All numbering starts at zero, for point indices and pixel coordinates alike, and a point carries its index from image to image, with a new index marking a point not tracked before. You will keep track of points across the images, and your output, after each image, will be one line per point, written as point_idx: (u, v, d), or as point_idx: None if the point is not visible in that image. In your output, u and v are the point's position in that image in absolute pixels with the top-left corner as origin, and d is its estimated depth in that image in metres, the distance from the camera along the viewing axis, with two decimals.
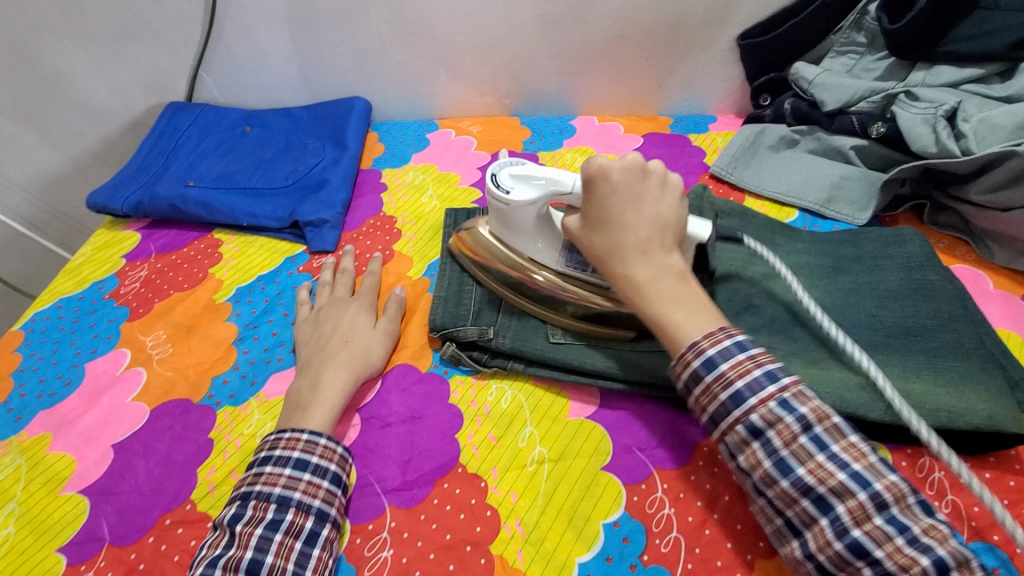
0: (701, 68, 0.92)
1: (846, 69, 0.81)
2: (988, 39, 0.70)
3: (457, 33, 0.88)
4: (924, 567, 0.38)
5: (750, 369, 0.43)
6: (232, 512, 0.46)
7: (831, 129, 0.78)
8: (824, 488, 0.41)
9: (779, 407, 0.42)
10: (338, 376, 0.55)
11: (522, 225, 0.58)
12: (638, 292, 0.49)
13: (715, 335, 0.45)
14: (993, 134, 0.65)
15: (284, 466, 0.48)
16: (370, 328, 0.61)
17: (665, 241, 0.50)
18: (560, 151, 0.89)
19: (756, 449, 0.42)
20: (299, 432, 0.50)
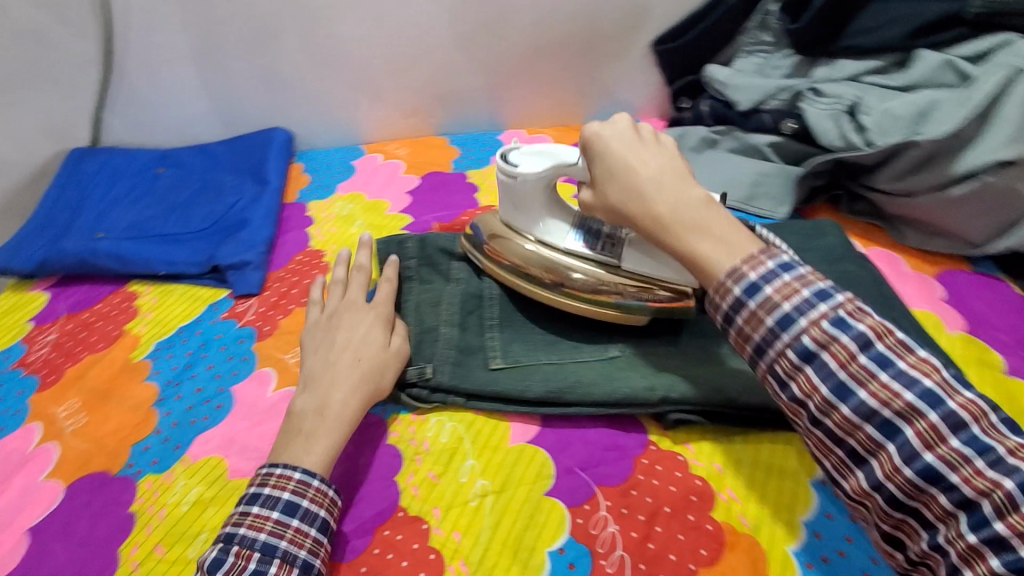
0: (620, 76, 0.93)
1: (756, 68, 0.83)
2: (885, 31, 0.73)
3: (372, 57, 0.87)
4: (1010, 491, 0.33)
5: (798, 290, 0.40)
6: (213, 555, 0.43)
7: (748, 128, 0.80)
8: (889, 409, 0.37)
9: (833, 325, 0.39)
10: (351, 404, 0.52)
11: (529, 201, 0.62)
12: (658, 223, 0.47)
13: (755, 257, 0.42)
14: (894, 124, 0.67)
15: (272, 506, 0.45)
16: (383, 347, 0.57)
17: (681, 177, 0.49)
18: (489, 168, 0.88)
19: (810, 371, 0.39)
20: (292, 470, 0.47)
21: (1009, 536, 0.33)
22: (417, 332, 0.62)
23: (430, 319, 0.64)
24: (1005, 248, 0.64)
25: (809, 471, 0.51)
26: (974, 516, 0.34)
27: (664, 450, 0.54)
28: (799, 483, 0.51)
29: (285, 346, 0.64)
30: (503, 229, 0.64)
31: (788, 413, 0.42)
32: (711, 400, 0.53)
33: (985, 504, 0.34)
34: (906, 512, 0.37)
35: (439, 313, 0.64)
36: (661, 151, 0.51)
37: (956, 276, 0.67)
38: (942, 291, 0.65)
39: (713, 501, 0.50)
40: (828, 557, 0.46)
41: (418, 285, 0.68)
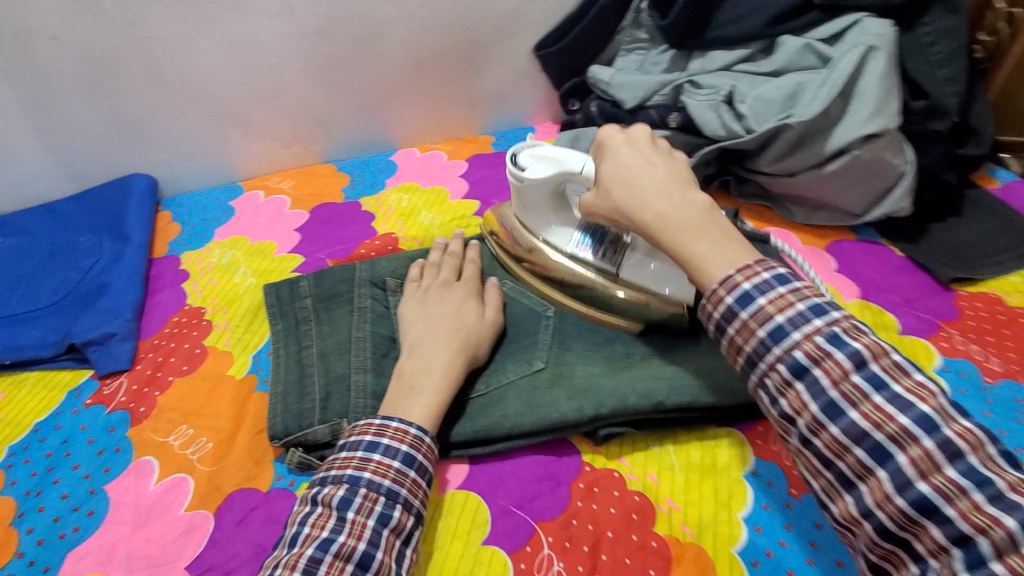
0: (506, 84, 0.92)
1: (636, 66, 0.85)
2: (746, 20, 0.76)
3: (237, 87, 0.79)
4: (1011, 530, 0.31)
5: (793, 304, 0.39)
6: (340, 495, 0.43)
7: (636, 125, 0.80)
8: (880, 432, 0.35)
9: (827, 341, 0.38)
10: (453, 365, 0.53)
11: (538, 203, 0.61)
12: (663, 224, 0.46)
13: (751, 268, 0.41)
14: (768, 109, 0.68)
15: (394, 456, 0.46)
16: (480, 319, 0.58)
17: (684, 182, 0.49)
18: (384, 193, 0.82)
19: (799, 387, 0.38)
20: (408, 424, 0.48)
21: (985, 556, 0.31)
22: (325, 383, 0.56)
23: (340, 363, 0.58)
24: (882, 214, 0.68)
25: (739, 464, 0.51)
26: (970, 552, 0.32)
27: (599, 470, 0.52)
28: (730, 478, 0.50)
29: (166, 427, 0.56)
30: (514, 227, 0.64)
31: (780, 431, 0.40)
32: (637, 409, 0.52)
33: (982, 541, 0.31)
34: (896, 543, 0.35)
35: (349, 357, 0.58)
36: (678, 159, 0.51)
37: (844, 245, 0.70)
38: (834, 261, 0.68)
39: (654, 513, 0.49)
40: (770, 552, 0.46)
41: (318, 329, 0.61)
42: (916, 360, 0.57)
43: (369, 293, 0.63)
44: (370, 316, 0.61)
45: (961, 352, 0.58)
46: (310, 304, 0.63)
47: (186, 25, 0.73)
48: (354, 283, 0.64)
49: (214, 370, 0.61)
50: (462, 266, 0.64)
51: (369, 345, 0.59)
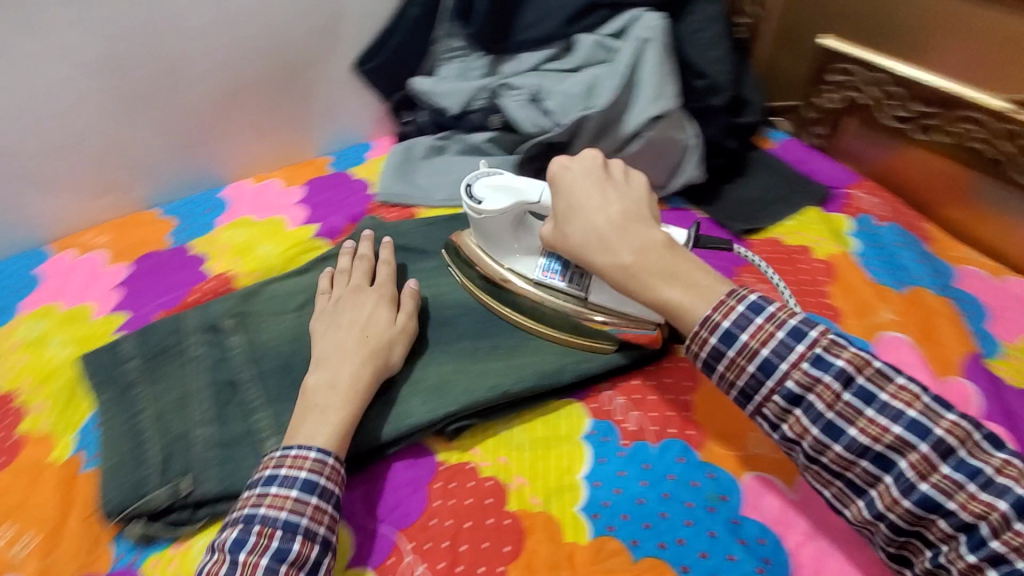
0: (334, 102, 0.91)
1: (456, 73, 0.86)
2: (545, 22, 0.81)
3: (18, 141, 0.71)
4: (1005, 512, 0.37)
5: (886, 425, 0.40)
6: (233, 536, 0.43)
7: (464, 130, 0.85)
8: (879, 444, 0.40)
9: (936, 461, 0.39)
10: (362, 372, 0.53)
11: (494, 231, 0.61)
12: (630, 275, 0.49)
13: (762, 330, 0.43)
14: (571, 102, 0.74)
15: (292, 485, 0.45)
16: (389, 324, 0.57)
17: (645, 220, 0.51)
18: (215, 232, 0.78)
19: (800, 416, 0.42)
20: (307, 449, 0.47)
21: (1008, 555, 0.36)
22: (163, 446, 0.53)
23: (178, 423, 0.55)
24: (682, 183, 0.77)
25: (578, 428, 0.55)
26: None
27: (453, 465, 0.54)
28: (575, 446, 0.54)
29: None
30: (477, 253, 0.64)
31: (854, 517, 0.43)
32: (483, 401, 0.54)
33: None
34: None
35: (189, 411, 0.56)
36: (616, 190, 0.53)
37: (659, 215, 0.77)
38: None
39: (507, 492, 0.51)
40: (608, 500, 0.50)
41: (149, 391, 0.58)
42: None
43: (204, 338, 0.61)
44: (207, 364, 0.59)
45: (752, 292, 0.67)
46: (136, 365, 0.60)
47: None
48: (185, 334, 0.62)
49: (29, 457, 0.55)
50: (376, 268, 0.64)
51: (208, 397, 0.57)
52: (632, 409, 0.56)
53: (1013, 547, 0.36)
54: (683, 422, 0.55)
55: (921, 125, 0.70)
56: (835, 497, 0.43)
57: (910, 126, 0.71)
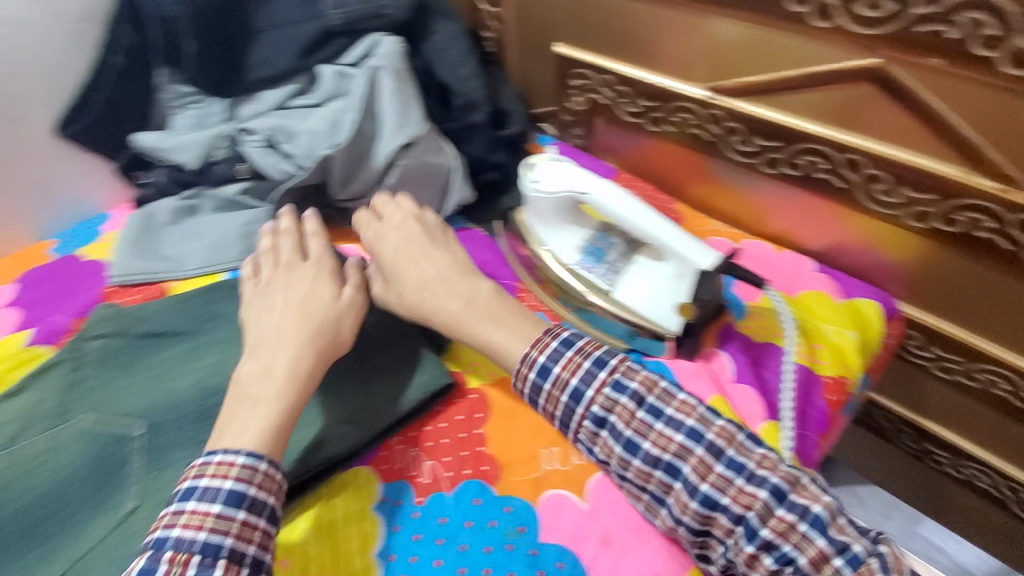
0: (44, 176, 0.76)
1: (193, 122, 0.77)
2: (277, 56, 0.75)
3: None
4: (764, 499, 0.43)
5: (671, 437, 0.46)
6: (141, 563, 0.40)
7: (213, 184, 0.76)
8: (667, 454, 0.46)
9: (714, 460, 0.44)
10: (300, 361, 0.52)
11: (544, 211, 0.62)
12: (456, 318, 0.56)
13: (542, 342, 0.52)
14: (317, 140, 0.69)
15: (213, 500, 0.43)
16: (334, 300, 0.58)
17: (471, 271, 0.60)
18: None
19: (606, 437, 0.48)
20: (234, 455, 0.45)
21: (774, 539, 0.42)
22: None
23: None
24: (456, 202, 0.74)
25: (368, 499, 0.50)
26: None
27: None
28: (365, 520, 0.49)
29: None
30: (525, 228, 0.66)
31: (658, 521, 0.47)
32: None
33: None
34: None
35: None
36: (451, 246, 0.63)
37: None
38: None
39: None
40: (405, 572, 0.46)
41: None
42: None
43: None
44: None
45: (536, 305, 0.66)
46: None
47: None
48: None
49: None
50: (306, 241, 0.64)
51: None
52: (424, 459, 0.53)
53: (777, 531, 0.42)
54: (476, 459, 0.52)
55: (651, 118, 0.76)
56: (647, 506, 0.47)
57: (644, 120, 0.77)
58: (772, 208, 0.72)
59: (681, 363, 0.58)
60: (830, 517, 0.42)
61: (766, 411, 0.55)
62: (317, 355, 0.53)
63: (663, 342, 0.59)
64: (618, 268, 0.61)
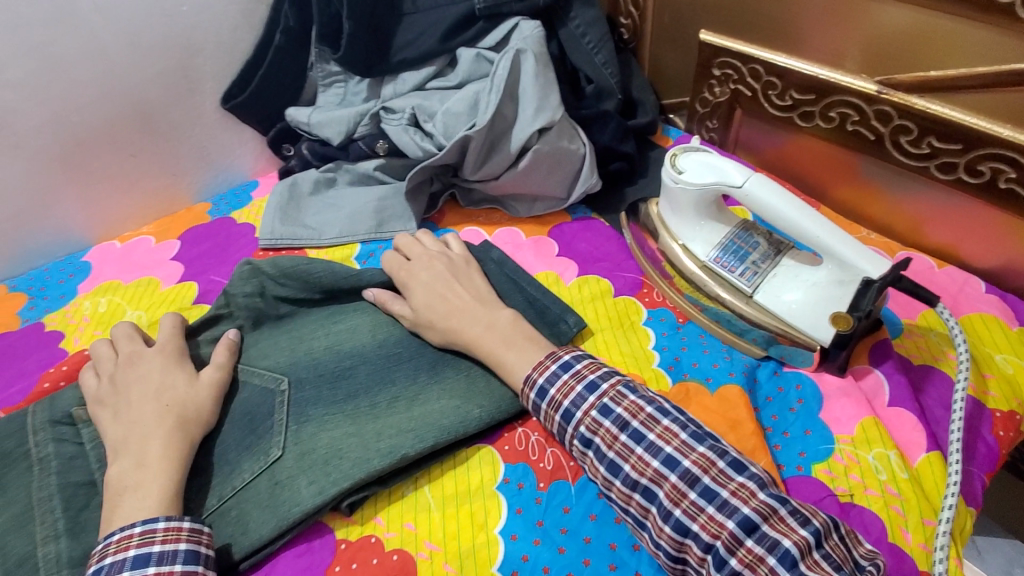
0: (207, 143, 0.83)
1: (338, 99, 0.82)
2: (421, 40, 0.78)
3: None
4: (732, 530, 0.41)
5: (648, 462, 0.45)
6: None
7: (352, 159, 0.80)
8: (644, 479, 0.45)
9: (691, 488, 0.43)
10: (172, 447, 0.48)
11: (684, 204, 0.59)
12: (478, 341, 0.55)
13: (543, 364, 0.51)
14: (457, 120, 0.72)
15: (120, 569, 0.40)
16: (189, 386, 0.53)
17: (490, 300, 0.59)
18: (74, 302, 0.70)
19: (592, 458, 0.48)
20: (129, 525, 0.42)
21: (741, 570, 0.40)
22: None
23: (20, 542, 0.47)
24: (581, 192, 0.74)
25: (491, 477, 0.51)
26: None
27: (353, 542, 0.48)
28: (488, 497, 0.50)
29: None
30: (657, 220, 0.64)
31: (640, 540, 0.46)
32: (382, 469, 0.49)
33: None
34: None
35: (32, 529, 0.47)
36: (474, 276, 0.63)
37: (563, 228, 0.75)
38: (556, 246, 0.73)
39: (415, 561, 0.47)
40: (526, 554, 0.47)
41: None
42: (627, 318, 0.63)
43: (49, 435, 0.52)
44: (55, 466, 0.51)
45: (661, 301, 0.64)
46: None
47: None
48: (29, 434, 0.53)
49: None
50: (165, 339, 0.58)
51: (58, 501, 0.49)
52: (546, 445, 0.53)
53: (746, 562, 0.40)
54: None
55: (802, 113, 0.70)
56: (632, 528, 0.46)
57: (793, 115, 0.71)
58: (935, 219, 0.65)
59: (825, 379, 0.55)
60: (800, 554, 0.39)
61: (930, 440, 0.50)
62: (204, 430, 0.51)
63: (811, 352, 0.54)
64: (759, 269, 0.57)
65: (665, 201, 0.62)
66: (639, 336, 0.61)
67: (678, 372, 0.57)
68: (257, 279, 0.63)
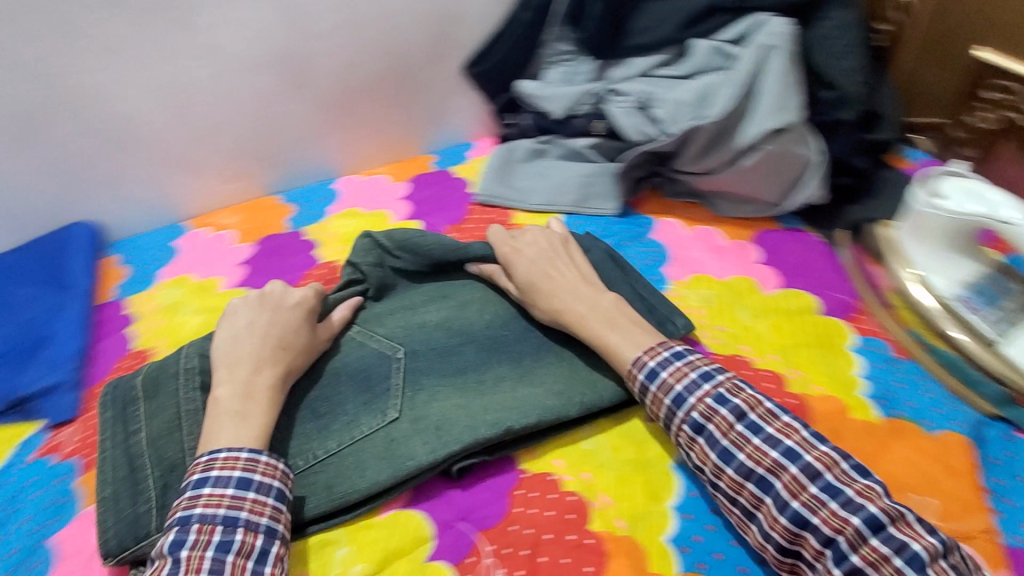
0: (442, 102, 0.94)
1: (562, 76, 0.87)
2: (659, 28, 0.80)
3: (176, 129, 0.81)
4: (857, 527, 0.41)
5: (766, 452, 0.46)
6: (170, 539, 0.43)
7: (567, 134, 0.85)
8: (760, 468, 0.46)
9: (813, 483, 0.44)
10: (274, 392, 0.53)
11: (938, 235, 0.60)
12: (583, 322, 0.57)
13: (653, 349, 0.53)
14: (683, 110, 0.73)
15: (226, 485, 0.46)
16: (309, 334, 0.58)
17: (593, 284, 0.60)
18: (327, 221, 0.84)
19: (701, 444, 0.49)
20: (237, 450, 0.48)
21: (863, 567, 0.41)
22: (159, 475, 0.53)
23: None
24: (799, 201, 0.73)
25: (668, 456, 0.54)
26: None
27: (534, 475, 0.53)
28: (663, 473, 0.53)
29: None
30: (896, 245, 0.64)
31: (740, 529, 0.47)
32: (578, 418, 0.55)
33: None
34: None
35: (180, 437, 0.55)
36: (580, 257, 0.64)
37: (769, 235, 0.74)
38: (759, 252, 0.72)
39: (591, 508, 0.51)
40: (699, 535, 0.49)
41: (146, 408, 0.57)
42: (831, 339, 0.61)
43: (195, 350, 0.59)
44: (200, 382, 0.57)
45: (876, 330, 0.62)
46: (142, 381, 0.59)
47: (115, 72, 0.74)
48: (182, 354, 0.60)
49: None
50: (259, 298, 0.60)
51: (201, 416, 0.56)
52: None
53: (868, 560, 0.41)
54: None
55: None
56: (734, 514, 0.47)
57: None
58: None
59: None
60: (930, 558, 0.39)
61: None
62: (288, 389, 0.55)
63: None
64: (1013, 319, 0.57)
65: (909, 226, 0.62)
66: (844, 361, 0.60)
67: (890, 406, 0.55)
68: (377, 252, 0.67)
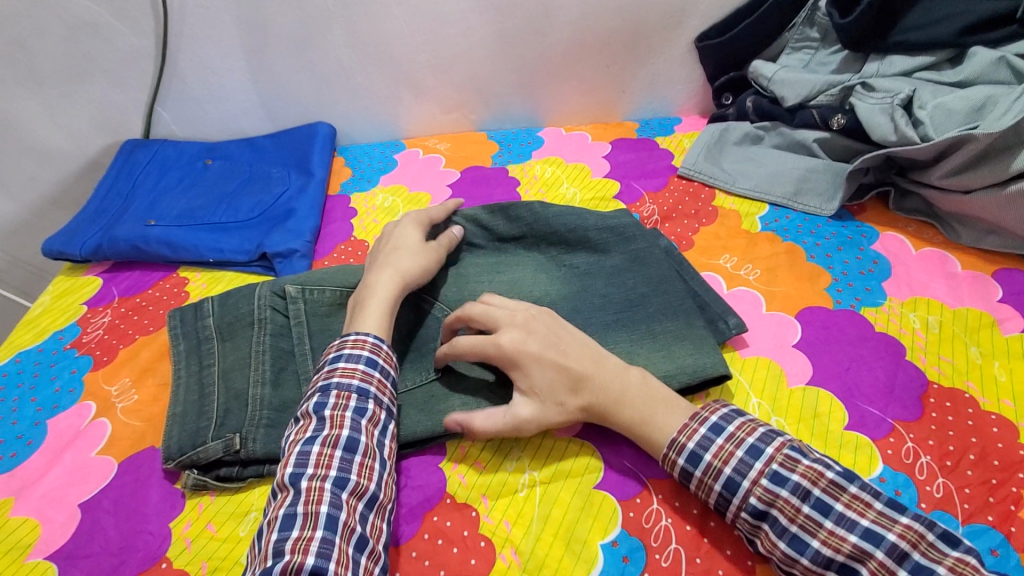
0: (661, 72, 0.93)
1: (802, 64, 0.83)
2: (936, 27, 0.72)
3: (417, 53, 0.88)
4: None
5: (842, 535, 0.42)
6: (315, 399, 0.48)
7: (794, 124, 0.80)
8: (840, 556, 0.41)
9: (904, 565, 0.40)
10: (393, 287, 0.56)
11: None
12: (617, 417, 0.50)
13: (689, 428, 0.48)
14: (951, 119, 0.67)
15: (357, 362, 0.50)
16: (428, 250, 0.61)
17: (604, 365, 0.51)
18: (529, 163, 0.88)
19: (767, 530, 0.44)
20: (363, 335, 0.52)
21: None
22: (223, 401, 0.55)
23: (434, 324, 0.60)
24: None
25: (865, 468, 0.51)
26: None
27: None
28: None
29: None
30: None
31: None
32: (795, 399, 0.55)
33: None
34: None
35: (247, 373, 0.56)
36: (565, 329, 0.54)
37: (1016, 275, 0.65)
38: (999, 291, 0.64)
39: None
40: None
41: (219, 348, 0.60)
42: None
43: (268, 302, 0.61)
44: (269, 329, 0.59)
45: None
46: (212, 322, 0.62)
47: None
48: (255, 294, 0.62)
49: None
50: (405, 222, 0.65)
51: (266, 361, 0.57)
52: (938, 474, 0.50)
53: None
54: (1006, 515, 0.48)
55: None
56: None
57: None
58: None
59: None
60: None
61: None
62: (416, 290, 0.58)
63: None
64: None
65: None
66: None
67: None
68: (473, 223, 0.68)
